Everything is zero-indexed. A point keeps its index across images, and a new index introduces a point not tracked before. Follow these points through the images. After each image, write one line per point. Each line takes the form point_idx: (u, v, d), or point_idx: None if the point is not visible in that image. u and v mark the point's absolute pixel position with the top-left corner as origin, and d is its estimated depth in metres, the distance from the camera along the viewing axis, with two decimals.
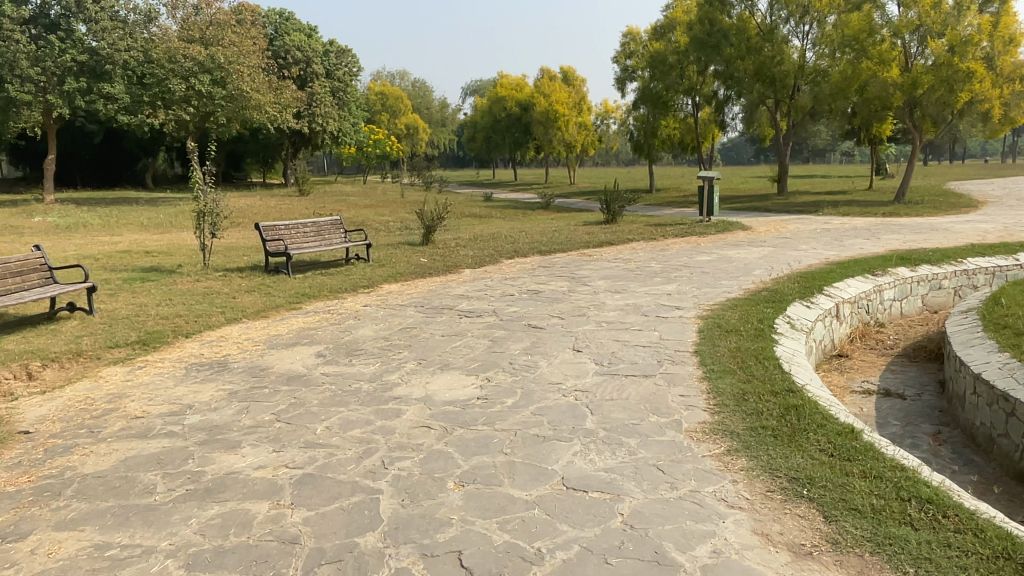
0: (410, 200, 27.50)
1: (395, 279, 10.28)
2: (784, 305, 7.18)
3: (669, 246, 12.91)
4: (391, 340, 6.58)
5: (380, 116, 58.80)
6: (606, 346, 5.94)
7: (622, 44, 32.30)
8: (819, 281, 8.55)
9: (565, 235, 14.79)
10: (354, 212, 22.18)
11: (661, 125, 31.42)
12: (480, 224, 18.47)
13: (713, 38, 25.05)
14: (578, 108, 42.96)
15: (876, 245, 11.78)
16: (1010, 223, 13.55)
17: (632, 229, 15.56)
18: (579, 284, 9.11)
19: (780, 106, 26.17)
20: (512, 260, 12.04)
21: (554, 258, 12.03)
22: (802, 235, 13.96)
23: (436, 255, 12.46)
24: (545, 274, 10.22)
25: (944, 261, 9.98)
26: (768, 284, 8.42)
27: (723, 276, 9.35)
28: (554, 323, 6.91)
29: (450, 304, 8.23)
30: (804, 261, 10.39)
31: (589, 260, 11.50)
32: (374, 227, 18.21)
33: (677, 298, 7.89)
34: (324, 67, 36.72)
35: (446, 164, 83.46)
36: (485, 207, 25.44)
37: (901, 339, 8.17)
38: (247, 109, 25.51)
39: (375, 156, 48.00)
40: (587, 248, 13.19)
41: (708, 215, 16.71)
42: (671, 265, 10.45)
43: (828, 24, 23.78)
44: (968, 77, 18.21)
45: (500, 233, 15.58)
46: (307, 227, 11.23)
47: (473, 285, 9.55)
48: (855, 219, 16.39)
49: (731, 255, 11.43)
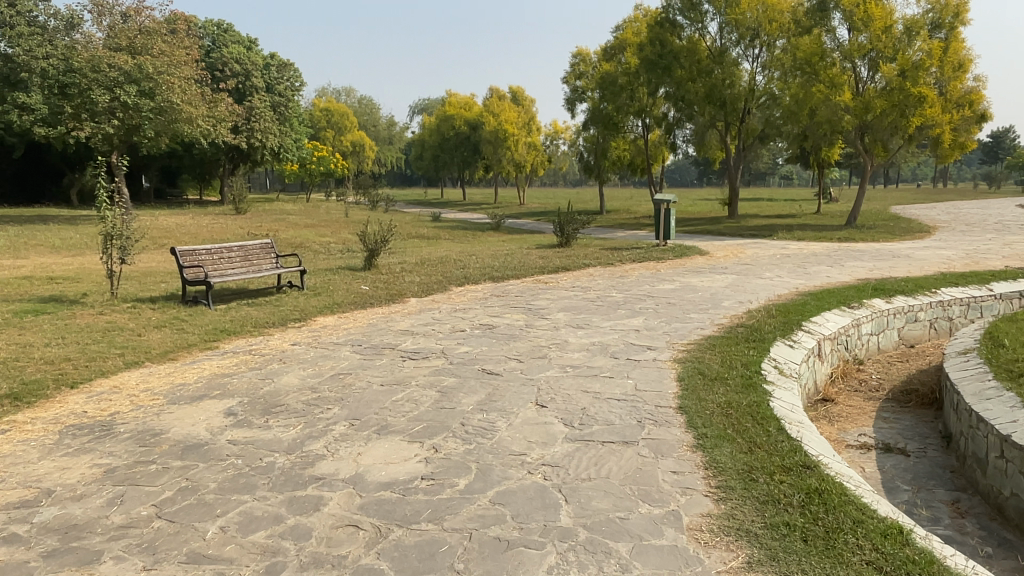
0: (353, 220, 26.34)
1: (331, 309, 9.24)
2: (767, 345, 6.39)
3: (628, 273, 12.21)
4: (319, 391, 5.57)
5: (324, 133, 57.29)
6: (574, 400, 5.04)
7: (572, 65, 31.92)
8: (796, 315, 7.86)
9: (518, 260, 13.95)
10: (293, 232, 20.94)
11: (610, 147, 31.07)
12: (427, 246, 17.53)
13: (664, 59, 24.67)
14: (528, 128, 42.53)
15: (843, 273, 11.28)
16: (971, 251, 13.33)
17: (587, 253, 14.84)
18: (536, 318, 8.24)
19: (730, 128, 26.04)
20: (461, 287, 11.13)
21: (508, 286, 11.17)
22: (763, 260, 13.45)
23: (379, 282, 11.46)
24: (498, 304, 9.32)
25: (917, 291, 9.48)
26: (743, 318, 7.70)
27: (691, 308, 8.62)
28: (512, 368, 6.00)
29: (392, 342, 7.24)
30: (774, 290, 9.77)
31: (545, 288, 10.66)
32: (312, 249, 17.05)
33: (647, 335, 7.08)
34: (264, 81, 35.31)
35: (393, 183, 82.20)
36: (432, 228, 24.49)
37: (885, 379, 7.52)
38: (178, 123, 23.54)
39: (318, 174, 46.56)
40: (542, 274, 12.39)
41: (665, 239, 16.14)
42: (634, 295, 9.69)
43: (777, 48, 23.78)
44: (920, 101, 18.29)
45: (448, 257, 14.66)
46: (232, 251, 10.10)
47: (418, 318, 8.58)
48: (812, 244, 16.05)
49: (695, 283, 10.76)
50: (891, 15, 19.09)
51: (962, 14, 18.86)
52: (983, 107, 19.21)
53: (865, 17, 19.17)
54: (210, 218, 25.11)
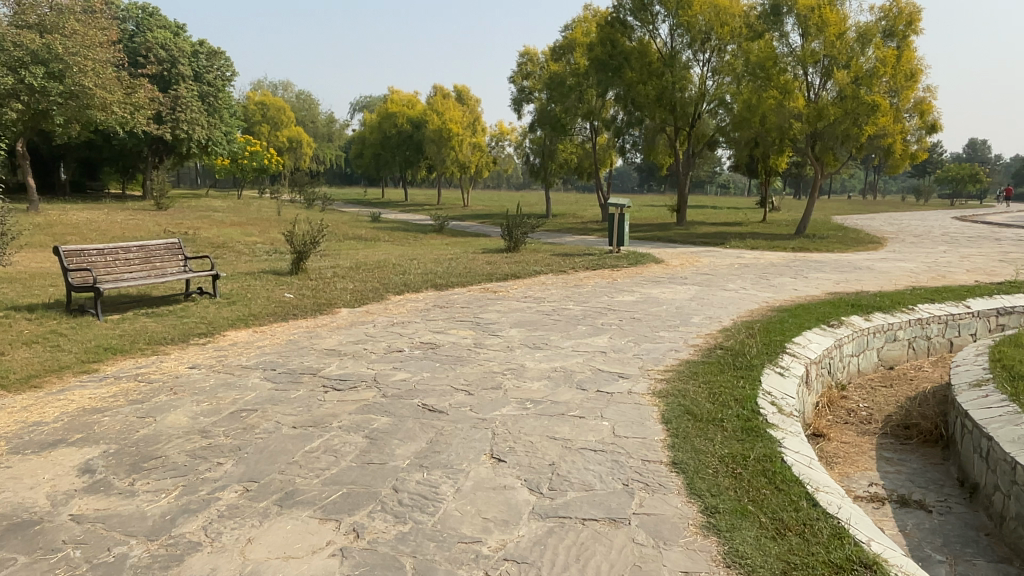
0: (286, 219, 24.78)
1: (246, 322, 7.95)
2: (757, 374, 5.45)
3: (583, 282, 11.26)
4: (211, 438, 4.35)
5: (259, 127, 54.91)
6: (539, 451, 3.97)
7: (518, 64, 30.97)
8: (777, 335, 7.01)
9: (463, 266, 12.84)
10: (217, 230, 19.33)
11: (557, 150, 30.29)
12: (364, 249, 16.25)
13: (614, 60, 24.03)
14: (472, 128, 41.47)
15: (810, 285, 10.60)
16: (932, 264, 12.91)
17: (537, 259, 13.87)
18: (485, 335, 7.16)
19: (681, 133, 25.59)
20: (400, 296, 9.96)
21: (452, 295, 10.06)
22: (723, 270, 12.68)
23: (306, 288, 10.19)
24: (441, 318, 8.20)
25: (895, 307, 8.79)
26: (723, 339, 6.81)
27: (659, 324, 7.70)
28: (459, 403, 4.91)
29: (315, 365, 6.05)
30: (744, 305, 8.95)
31: (494, 299, 9.59)
32: (236, 249, 15.54)
33: (615, 359, 6.08)
34: (191, 69, 33.25)
35: (332, 181, 79.79)
36: (370, 228, 23.19)
37: (874, 409, 6.74)
38: (91, 109, 21.56)
39: (251, 170, 44.34)
40: (490, 282, 11.33)
41: (618, 245, 15.29)
42: (593, 309, 8.71)
43: (728, 54, 23.38)
44: (872, 110, 18.06)
45: (387, 261, 13.48)
46: (130, 252, 8.73)
47: (348, 333, 7.39)
48: (768, 253, 15.48)
49: (657, 295, 9.88)
50: (844, 22, 18.81)
51: (914, 23, 18.69)
52: (932, 117, 19.31)
53: (820, 21, 18.78)
54: (127, 214, 23.12)
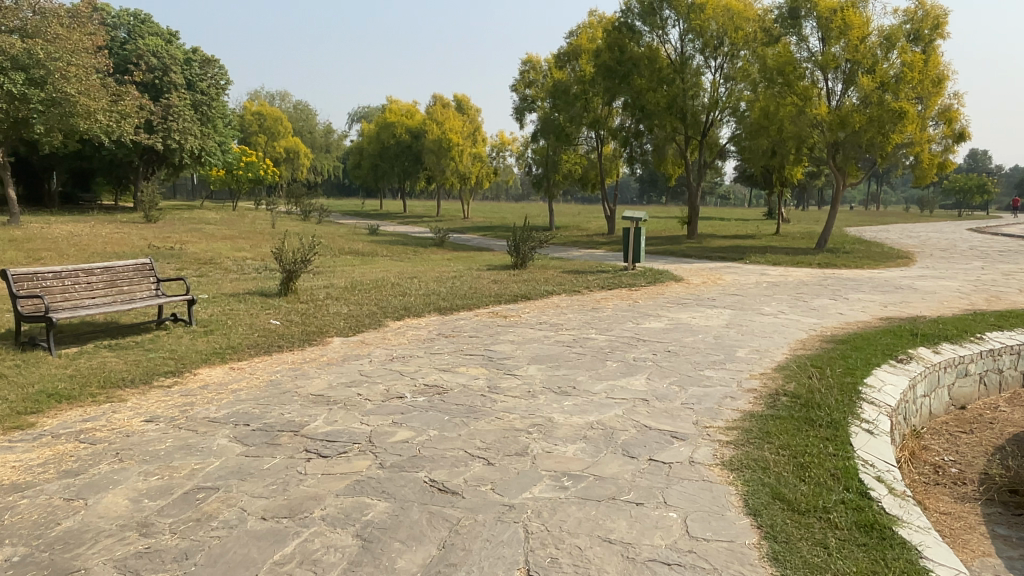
0: (280, 232, 23.77)
1: (222, 358, 6.87)
2: (843, 435, 4.42)
3: (602, 304, 10.21)
4: (152, 537, 3.27)
5: (255, 137, 54.03)
6: (594, 566, 2.90)
7: (521, 72, 30.09)
8: (845, 374, 5.96)
9: (469, 285, 11.79)
10: (205, 245, 18.31)
11: (561, 160, 29.36)
12: (361, 265, 15.21)
13: (623, 66, 23.09)
14: (473, 138, 40.53)
15: (855, 308, 9.55)
16: (978, 284, 11.87)
17: (547, 277, 12.83)
18: (500, 375, 6.08)
19: (691, 141, 24.70)
20: (401, 321, 8.90)
21: (459, 321, 9.01)
22: (751, 289, 11.63)
23: (295, 313, 9.13)
24: (447, 350, 7.14)
25: (961, 336, 7.73)
26: (784, 380, 5.75)
27: (700, 359, 6.63)
28: (477, 479, 3.83)
29: (297, 419, 4.96)
30: (790, 333, 7.90)
31: (506, 326, 8.53)
32: (223, 266, 14.50)
33: (662, 411, 5.00)
34: (184, 77, 32.38)
35: (330, 192, 78.78)
36: (368, 242, 22.21)
37: (963, 464, 5.69)
38: (75, 118, 20.61)
39: (247, 180, 43.35)
40: (499, 304, 10.29)
41: (634, 262, 14.25)
42: (620, 339, 7.65)
43: (741, 60, 22.47)
44: (898, 117, 17.10)
45: (384, 279, 12.45)
46: (93, 274, 7.67)
47: (341, 372, 6.30)
48: (793, 269, 14.48)
49: (688, 320, 8.83)
50: (867, 25, 17.96)
51: (941, 27, 17.79)
52: (960, 125, 18.37)
53: (842, 23, 17.90)
54: (114, 227, 22.10)
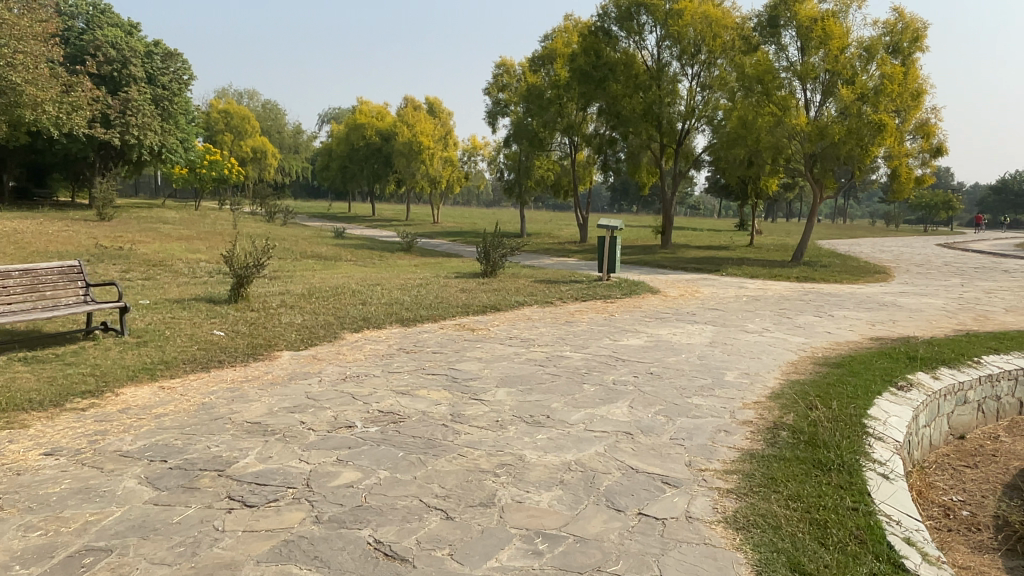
0: (241, 233, 22.85)
1: (151, 375, 6.08)
2: (859, 483, 3.84)
3: (577, 318, 9.59)
4: None
5: (221, 136, 52.65)
6: None
7: (494, 75, 29.54)
8: (845, 404, 5.39)
9: (436, 294, 11.09)
10: (158, 246, 17.36)
11: (534, 166, 28.79)
12: (322, 270, 14.43)
13: (599, 71, 22.63)
14: (444, 142, 39.82)
15: (842, 327, 9.06)
16: (962, 302, 11.51)
17: (519, 287, 12.18)
18: (466, 400, 5.40)
19: (666, 149, 24.33)
20: (359, 333, 8.17)
21: (422, 333, 8.33)
22: (731, 304, 11.12)
23: (242, 322, 8.34)
24: (408, 369, 6.44)
25: (959, 359, 7.24)
26: (780, 412, 5.18)
27: (686, 383, 6.03)
28: (433, 542, 3.14)
29: (223, 455, 4.23)
30: (778, 354, 7.36)
31: (474, 341, 7.87)
32: (173, 269, 13.61)
33: (649, 448, 4.37)
34: (144, 71, 31.21)
35: (299, 194, 77.31)
36: (332, 246, 21.38)
37: (974, 506, 5.15)
38: (22, 109, 19.49)
39: (211, 179, 42.06)
40: (467, 316, 9.60)
41: (609, 272, 13.67)
42: (597, 358, 7.02)
43: (718, 69, 22.15)
44: (878, 129, 16.84)
45: (345, 286, 11.68)
46: (12, 278, 6.83)
47: (285, 395, 5.57)
48: (771, 283, 14.04)
49: (668, 337, 8.25)
50: (846, 36, 17.76)
51: (920, 40, 17.62)
52: (938, 139, 18.23)
53: (822, 33, 17.65)
54: (63, 225, 20.97)
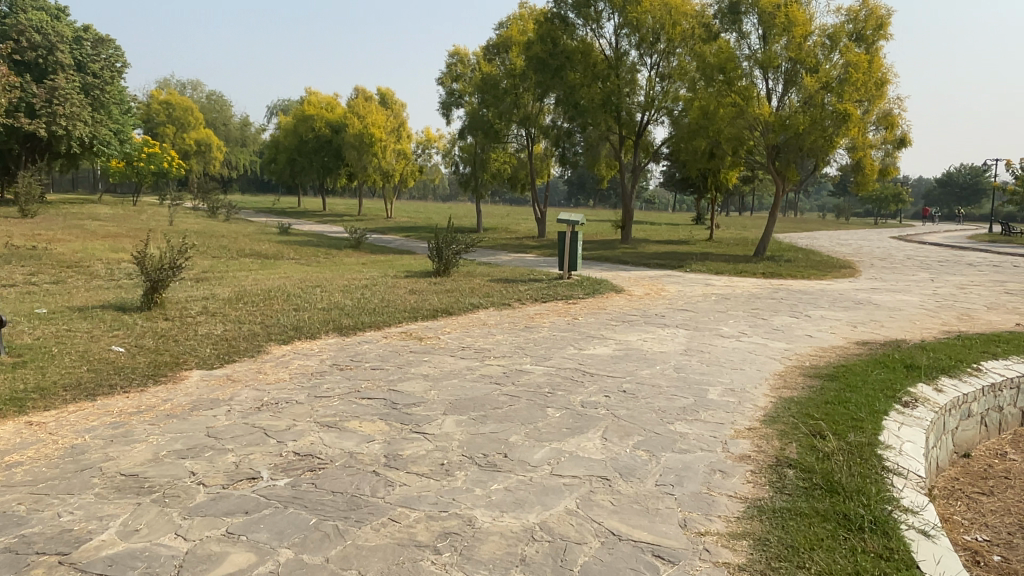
0: (176, 230, 21.34)
1: (18, 409, 4.95)
2: (901, 552, 3.00)
3: (537, 322, 8.66)
4: None
5: (162, 128, 50.31)
6: None
7: (448, 65, 28.46)
8: (853, 428, 4.59)
9: (382, 297, 10.06)
10: (80, 245, 15.90)
11: (489, 159, 27.77)
12: (259, 271, 13.23)
13: (555, 59, 21.76)
14: (397, 134, 38.53)
15: (823, 328, 8.34)
16: (940, 299, 10.96)
17: (473, 288, 11.21)
18: (404, 436, 4.42)
19: (625, 141, 23.57)
20: (288, 347, 7.10)
21: (361, 344, 7.31)
22: (701, 303, 10.35)
23: (151, 336, 7.21)
24: (340, 392, 5.42)
25: (958, 367, 6.53)
26: (780, 442, 4.34)
27: (665, 404, 5.15)
28: None
29: (74, 529, 3.19)
30: (763, 364, 6.55)
31: (420, 353, 6.88)
32: (90, 271, 12.26)
33: (631, 500, 3.47)
34: (73, 57, 29.24)
35: (247, 188, 74.75)
36: (274, 243, 20.07)
37: (1002, 547, 4.39)
38: None
39: (149, 173, 39.94)
40: (414, 322, 8.59)
41: (569, 270, 12.80)
42: (562, 373, 6.11)
43: (677, 58, 21.45)
44: (842, 120, 16.32)
45: (281, 288, 10.57)
46: None
47: (181, 434, 4.51)
48: (738, 280, 13.35)
49: (639, 344, 7.40)
50: (810, 23, 17.22)
51: (884, 28, 17.18)
52: (901, 130, 17.86)
53: (785, 20, 17.08)
54: None
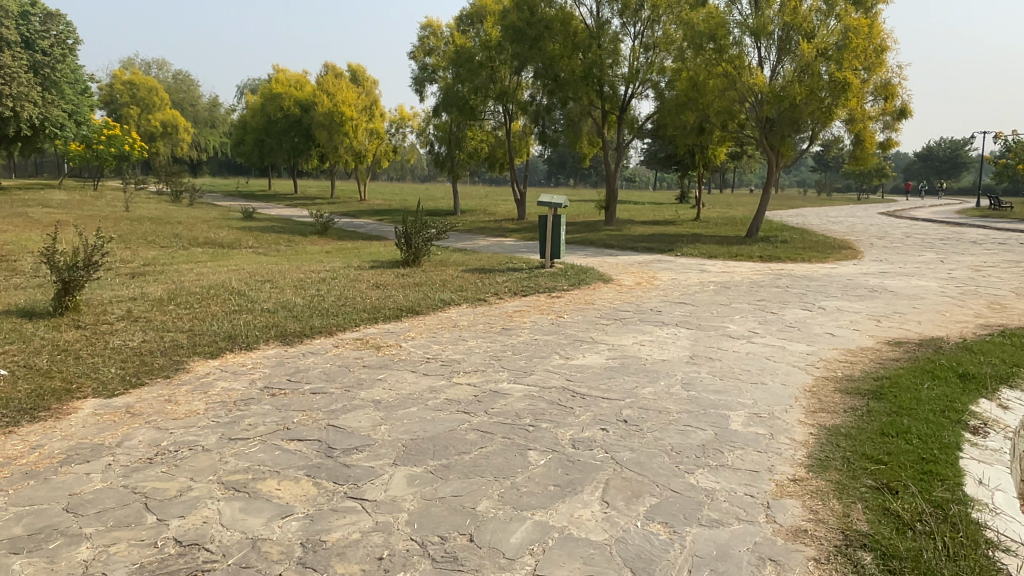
0: (129, 218, 19.88)
1: None
2: None
3: (516, 323, 7.50)
4: None
5: (126, 110, 48.17)
6: None
7: (420, 38, 26.96)
8: (927, 478, 3.49)
9: (340, 293, 8.85)
10: (17, 236, 14.49)
11: (465, 137, 26.41)
12: (210, 263, 11.93)
13: (533, 29, 20.46)
14: (369, 112, 36.97)
15: (843, 324, 7.26)
16: (959, 284, 9.95)
17: (444, 280, 10.04)
18: (334, 507, 3.24)
19: (607, 116, 22.36)
20: (217, 363, 5.90)
21: (306, 356, 6.12)
22: (699, 294, 9.26)
23: (48, 351, 5.96)
24: (262, 432, 4.24)
25: (1018, 374, 5.44)
26: (842, 507, 3.23)
27: (679, 442, 4.02)
28: None
29: None
30: (787, 375, 5.45)
31: (374, 368, 5.71)
32: (15, 266, 10.89)
33: None
34: (19, 33, 27.39)
35: (218, 171, 72.44)
36: (235, 229, 18.72)
37: None
38: None
39: (110, 156, 38.06)
40: (374, 324, 7.41)
41: (551, 258, 11.65)
42: (544, 395, 4.96)
43: (662, 27, 20.19)
44: (840, 89, 15.30)
45: (225, 284, 9.31)
46: None
47: (31, 508, 3.31)
48: (734, 265, 12.28)
49: (634, 350, 6.30)
50: None
51: None
52: (901, 101, 16.81)
53: None
54: None
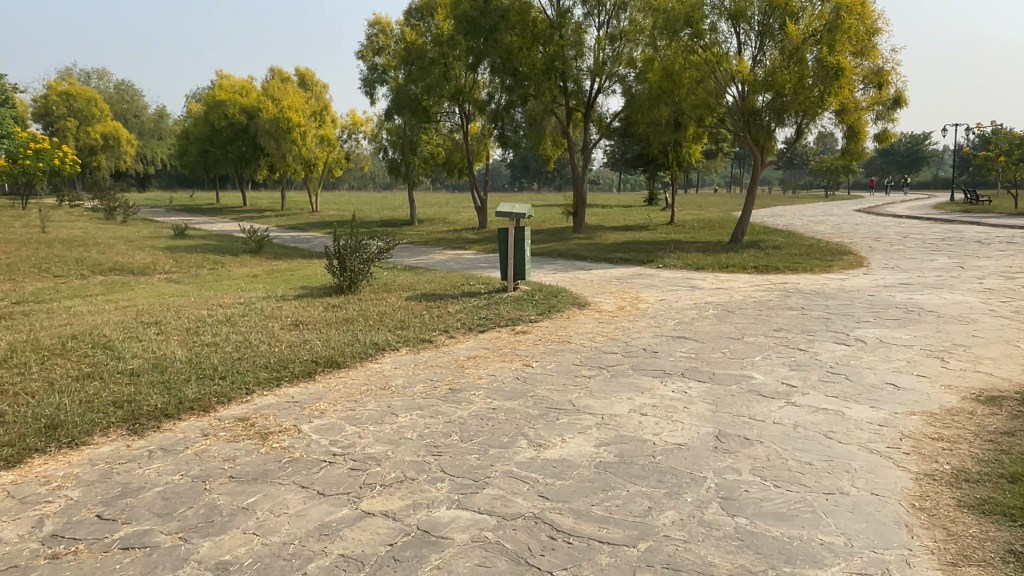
0: (37, 240, 17.43)
1: None
2: None
3: (469, 380, 5.56)
4: None
5: (61, 122, 44.98)
6: None
7: (368, 36, 24.97)
8: None
9: (244, 340, 6.83)
10: None
11: (420, 140, 24.47)
12: (101, 296, 9.76)
13: (488, 20, 18.64)
14: (319, 117, 34.73)
15: (901, 370, 5.45)
16: (1002, 299, 8.28)
17: (383, 313, 8.09)
18: None
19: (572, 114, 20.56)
20: (8, 481, 3.84)
21: (153, 458, 4.09)
22: (700, 323, 7.44)
23: None
24: None
25: None
26: None
27: None
28: None
29: None
30: (871, 472, 3.60)
31: (247, 481, 3.73)
32: None
33: None
34: None
35: (168, 185, 69.19)
36: (156, 250, 16.41)
37: None
38: None
39: (39, 171, 34.94)
40: (275, 391, 5.41)
41: (515, 281, 9.74)
42: (506, 537, 3.03)
43: (629, 15, 18.54)
44: (833, 76, 13.69)
45: (96, 330, 7.20)
46: None
47: None
48: (729, 279, 10.48)
49: (632, 425, 4.41)
50: None
51: None
52: (895, 89, 15.28)
53: None
54: None
